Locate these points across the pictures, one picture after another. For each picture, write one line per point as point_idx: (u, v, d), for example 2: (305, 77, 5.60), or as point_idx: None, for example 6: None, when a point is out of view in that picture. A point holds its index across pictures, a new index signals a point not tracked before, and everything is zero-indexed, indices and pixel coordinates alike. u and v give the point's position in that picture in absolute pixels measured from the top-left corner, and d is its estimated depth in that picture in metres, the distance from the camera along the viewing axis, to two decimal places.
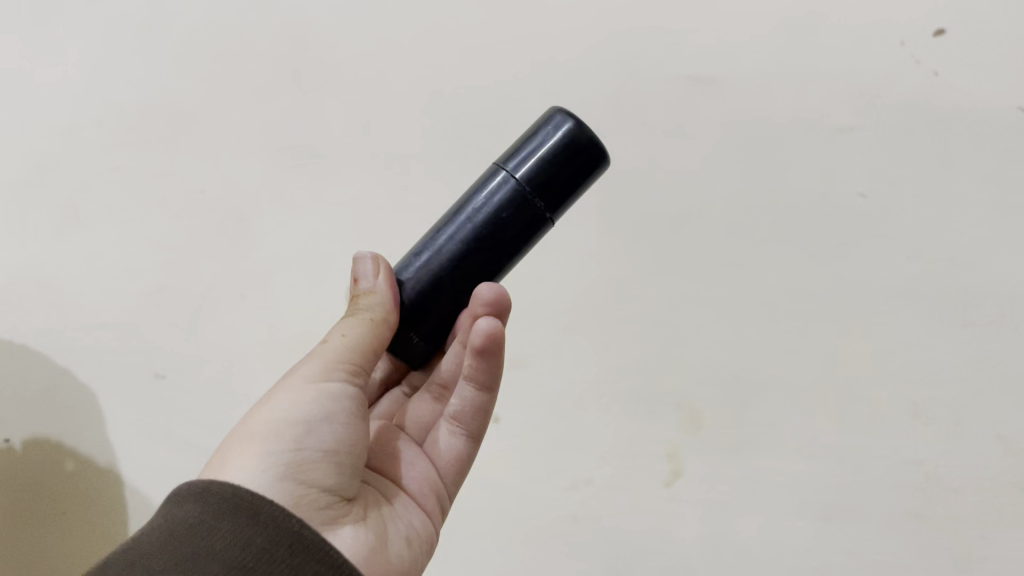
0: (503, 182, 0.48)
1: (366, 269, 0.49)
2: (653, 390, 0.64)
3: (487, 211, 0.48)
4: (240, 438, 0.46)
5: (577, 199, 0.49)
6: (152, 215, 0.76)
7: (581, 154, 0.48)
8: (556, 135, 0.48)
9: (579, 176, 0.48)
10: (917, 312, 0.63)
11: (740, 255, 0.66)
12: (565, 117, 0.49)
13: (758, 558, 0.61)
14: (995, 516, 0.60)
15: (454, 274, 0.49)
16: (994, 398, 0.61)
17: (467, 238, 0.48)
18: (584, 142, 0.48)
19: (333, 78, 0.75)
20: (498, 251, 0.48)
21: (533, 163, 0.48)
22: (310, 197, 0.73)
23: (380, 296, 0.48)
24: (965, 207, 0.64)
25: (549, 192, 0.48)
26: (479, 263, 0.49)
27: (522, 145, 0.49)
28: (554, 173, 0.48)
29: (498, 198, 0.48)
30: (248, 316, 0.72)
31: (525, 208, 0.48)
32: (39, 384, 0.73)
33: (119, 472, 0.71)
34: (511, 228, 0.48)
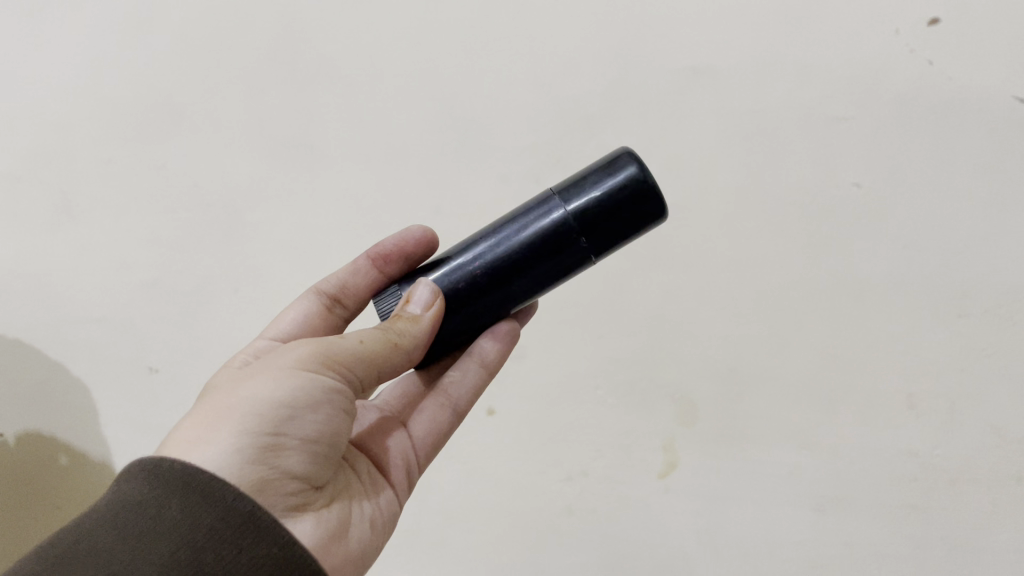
0: (550, 211, 0.47)
1: (421, 296, 0.49)
2: (648, 381, 0.65)
3: (530, 236, 0.48)
4: (213, 412, 0.43)
5: (622, 245, 0.47)
6: (145, 209, 0.76)
7: (635, 206, 0.45)
8: (616, 180, 0.46)
9: (626, 226, 0.46)
10: (915, 302, 0.62)
11: (740, 246, 0.65)
12: (631, 161, 0.46)
13: (753, 551, 0.62)
14: (989, 506, 0.59)
15: (487, 288, 0.49)
16: (991, 388, 0.60)
17: (505, 256, 0.48)
18: (641, 194, 0.45)
19: (321, 75, 0.74)
20: (530, 276, 0.48)
21: (582, 199, 0.46)
22: (300, 192, 0.73)
23: (418, 328, 0.47)
24: (964, 197, 0.62)
25: (591, 235, 0.46)
26: (509, 281, 0.49)
27: (583, 177, 0.47)
28: (603, 217, 0.46)
29: (543, 224, 0.47)
30: (240, 310, 0.72)
31: (564, 245, 0.47)
32: (26, 376, 0.75)
33: (110, 463, 0.73)
34: (546, 257, 0.48)
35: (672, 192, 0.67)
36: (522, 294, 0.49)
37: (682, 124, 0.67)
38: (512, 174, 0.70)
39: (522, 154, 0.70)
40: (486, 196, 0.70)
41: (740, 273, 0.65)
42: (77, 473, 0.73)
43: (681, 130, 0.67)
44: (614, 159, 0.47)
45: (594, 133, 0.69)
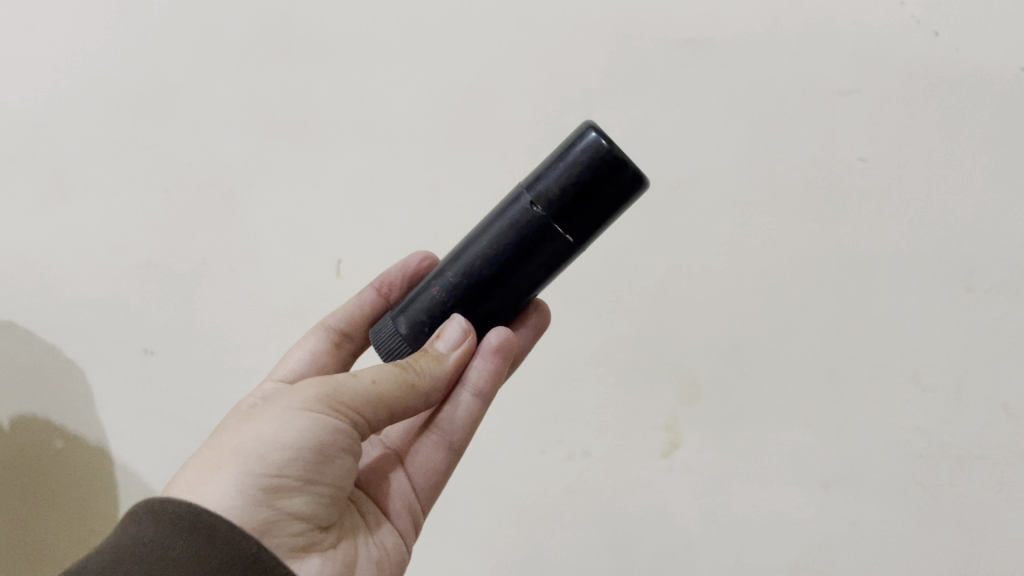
0: (525, 209, 0.45)
1: (451, 332, 0.49)
2: (649, 361, 0.64)
3: (506, 234, 0.46)
4: (218, 452, 0.42)
5: (603, 225, 0.44)
6: (137, 189, 0.75)
7: (602, 184, 0.42)
8: (576, 159, 0.43)
9: (597, 207, 0.43)
10: (923, 279, 0.60)
11: (739, 222, 0.63)
12: (590, 140, 0.42)
13: (756, 528, 0.63)
14: (997, 485, 0.59)
15: (479, 294, 0.48)
16: (998, 364, 0.59)
17: (487, 259, 0.47)
18: (606, 169, 0.42)
19: (301, 49, 0.70)
20: (524, 276, 0.47)
21: (551, 191, 0.44)
22: (291, 171, 0.71)
23: (434, 368, 0.48)
24: (974, 171, 0.60)
25: (569, 227, 0.44)
26: (499, 283, 0.47)
27: (549, 164, 0.44)
28: (570, 202, 0.43)
29: (520, 224, 0.45)
30: (240, 291, 0.72)
31: (546, 241, 0.45)
32: (24, 373, 0.77)
33: (129, 438, 0.76)
34: (526, 254, 0.46)
35: (672, 169, 0.64)
36: (518, 293, 0.48)
37: (683, 97, 0.63)
38: (511, 150, 0.67)
39: (518, 131, 0.67)
40: (479, 175, 0.68)
41: (743, 252, 0.63)
42: (105, 454, 0.77)
43: (680, 105, 0.63)
44: (573, 137, 0.43)
45: (589, 107, 0.66)
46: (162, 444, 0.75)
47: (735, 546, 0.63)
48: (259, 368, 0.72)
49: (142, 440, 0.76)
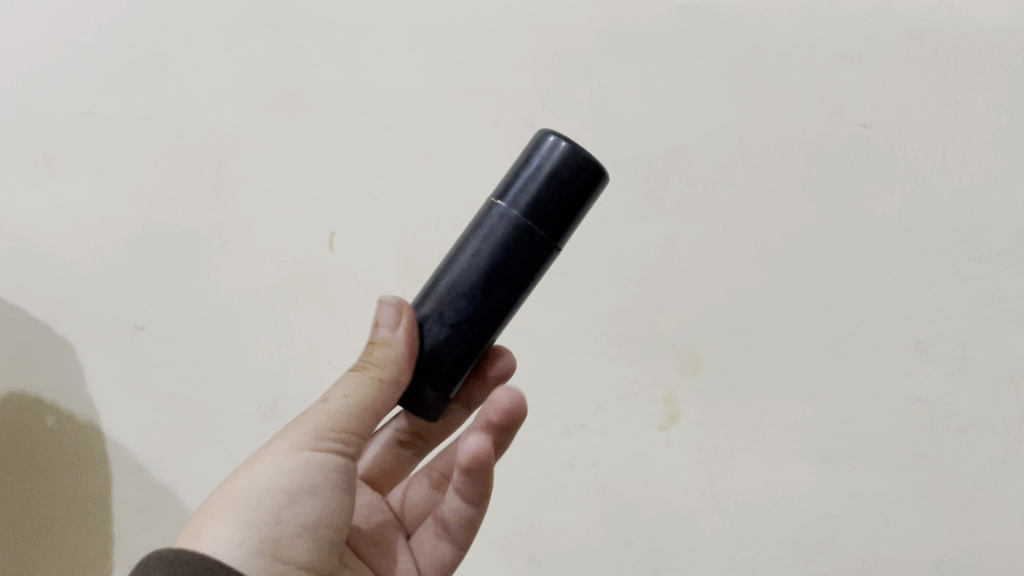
0: (497, 220, 0.42)
1: (388, 315, 0.44)
2: (650, 332, 0.63)
3: (482, 253, 0.42)
4: (219, 502, 0.43)
5: (575, 225, 0.42)
6: (127, 162, 0.73)
7: (577, 178, 0.41)
8: (542, 160, 0.41)
9: (573, 201, 0.41)
10: (926, 248, 0.59)
11: (741, 190, 0.62)
12: (556, 137, 0.42)
13: (758, 502, 0.62)
14: (1001, 454, 0.59)
15: (457, 339, 0.42)
16: (1003, 331, 0.59)
17: (459, 295, 0.42)
18: (577, 163, 0.41)
19: (296, 18, 0.69)
20: (503, 295, 0.42)
21: (528, 192, 0.41)
22: (284, 142, 0.70)
23: (393, 351, 0.43)
24: (976, 136, 0.59)
25: (551, 223, 0.41)
26: (476, 321, 0.42)
27: (514, 174, 0.42)
28: (546, 202, 0.41)
29: (495, 236, 0.41)
30: (231, 264, 0.71)
31: (527, 244, 0.41)
32: (16, 352, 0.76)
33: (118, 415, 0.75)
34: (503, 275, 0.41)
35: (672, 137, 0.62)
36: (495, 324, 0.43)
37: (683, 64, 0.62)
38: (507, 118, 0.65)
39: (514, 99, 0.65)
40: (471, 143, 0.66)
41: (744, 221, 0.62)
42: (95, 431, 0.75)
43: (680, 71, 0.62)
44: (534, 143, 0.42)
45: (587, 74, 0.64)
46: (153, 421, 0.74)
47: (736, 520, 0.62)
48: (251, 343, 0.71)
49: (132, 417, 0.74)
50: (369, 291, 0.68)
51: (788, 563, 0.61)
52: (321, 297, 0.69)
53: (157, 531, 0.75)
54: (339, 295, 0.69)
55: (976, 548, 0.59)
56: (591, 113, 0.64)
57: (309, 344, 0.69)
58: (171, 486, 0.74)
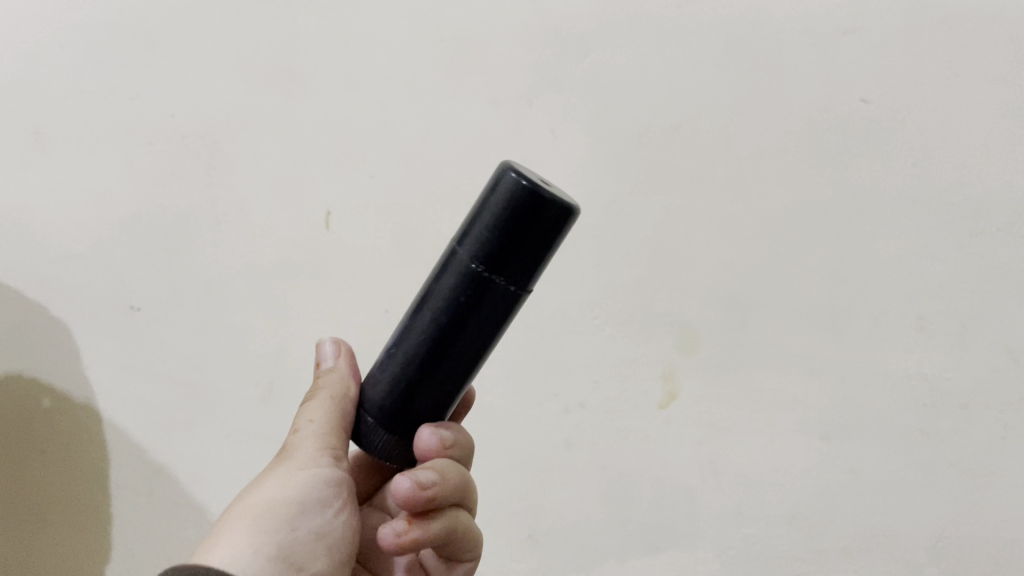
0: (454, 265, 0.38)
1: (328, 353, 0.50)
2: (648, 311, 0.63)
3: (439, 300, 0.38)
4: (231, 516, 0.44)
5: (540, 268, 0.37)
6: (119, 141, 0.73)
7: (530, 222, 0.36)
8: (494, 205, 0.36)
9: (530, 249, 0.36)
10: (926, 223, 0.59)
11: (739, 166, 0.61)
12: (510, 174, 0.36)
13: (758, 480, 0.62)
14: (1001, 429, 0.58)
15: (421, 391, 0.40)
16: (1004, 307, 0.58)
17: (419, 348, 0.39)
18: (532, 209, 0.36)
19: None
20: (462, 343, 0.39)
21: (479, 237, 0.37)
22: (276, 120, 0.69)
23: (338, 374, 0.48)
24: (978, 108, 0.57)
25: (506, 272, 0.37)
26: (437, 373, 0.39)
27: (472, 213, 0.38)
28: (499, 253, 0.36)
29: (451, 283, 0.38)
30: (226, 243, 0.71)
31: (480, 293, 0.37)
32: (14, 333, 0.77)
33: (115, 396, 0.75)
34: (462, 328, 0.38)
35: (668, 112, 0.61)
36: (463, 370, 0.40)
37: (679, 37, 0.61)
38: (502, 94, 0.64)
39: (508, 75, 0.64)
40: (466, 120, 0.65)
41: (743, 198, 0.61)
42: (94, 412, 0.75)
43: (677, 45, 0.61)
44: (493, 177, 0.37)
45: (583, 48, 0.62)
46: (149, 403, 0.74)
47: (735, 498, 0.62)
48: (247, 323, 0.70)
49: (129, 398, 0.74)
50: (365, 271, 0.68)
51: (789, 540, 0.62)
52: (318, 278, 0.69)
53: (156, 513, 0.75)
54: (335, 274, 0.68)
55: (976, 524, 0.59)
56: (586, 89, 0.63)
57: (305, 324, 0.69)
58: (170, 468, 0.74)
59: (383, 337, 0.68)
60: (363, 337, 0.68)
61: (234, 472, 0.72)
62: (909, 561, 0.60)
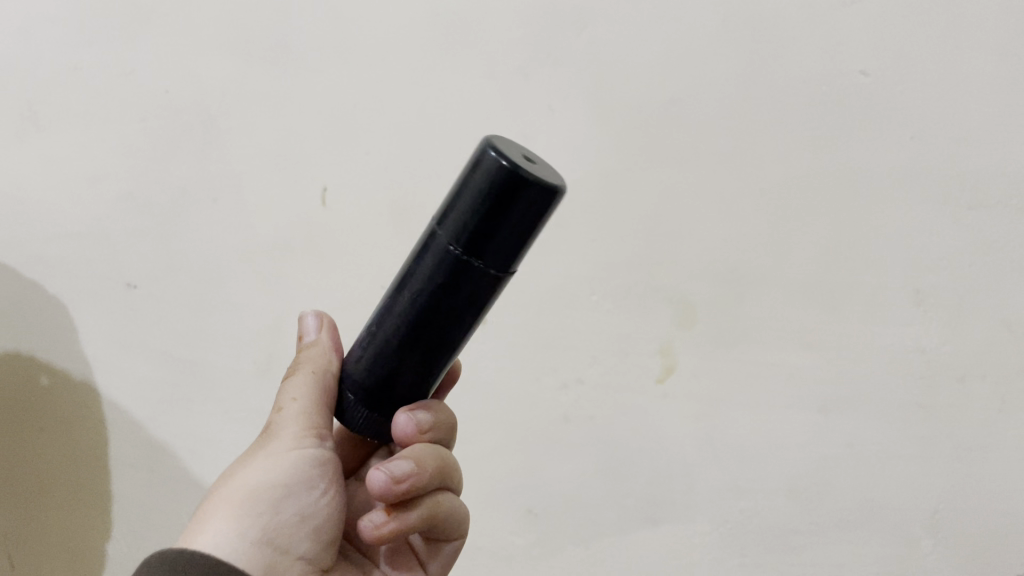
0: (434, 245, 0.37)
1: (310, 326, 0.50)
2: (646, 285, 0.63)
3: (420, 280, 0.38)
4: (222, 492, 0.45)
5: (521, 250, 0.37)
6: (111, 118, 0.72)
7: (510, 206, 0.35)
8: (473, 187, 0.35)
9: (507, 232, 0.35)
10: (926, 198, 0.58)
11: (737, 141, 0.60)
12: (489, 155, 0.35)
13: (754, 454, 0.62)
14: (998, 403, 0.58)
15: (403, 370, 0.40)
16: (1004, 282, 0.57)
17: (400, 328, 0.39)
18: (509, 192, 0.35)
19: None
20: (443, 324, 0.38)
21: (458, 220, 0.36)
22: (270, 95, 0.68)
23: (320, 349, 0.47)
24: (982, 80, 0.56)
25: (486, 255, 0.36)
26: (418, 353, 0.39)
27: (454, 192, 0.37)
28: (477, 237, 0.36)
29: (432, 264, 0.37)
30: (221, 221, 0.70)
31: (460, 275, 0.37)
32: (13, 310, 0.77)
33: (112, 373, 0.75)
34: (442, 309, 0.38)
35: (665, 87, 0.61)
36: (444, 349, 0.39)
37: (677, 10, 0.60)
38: (497, 69, 0.63)
39: (503, 49, 0.63)
40: (460, 94, 0.64)
41: (741, 171, 0.60)
42: (91, 389, 0.76)
43: (675, 18, 0.60)
44: (475, 156, 0.36)
45: (579, 22, 0.61)
46: (147, 380, 0.74)
47: (733, 471, 0.63)
48: (244, 301, 0.70)
49: (127, 375, 0.74)
50: (362, 248, 0.67)
51: (786, 512, 0.62)
52: (315, 254, 0.68)
53: (157, 487, 0.75)
54: (332, 251, 0.68)
55: (971, 496, 0.59)
56: (583, 64, 0.62)
57: (303, 301, 0.69)
58: (169, 444, 0.74)
59: None
60: (360, 313, 0.68)
61: (235, 449, 0.72)
62: (904, 531, 0.61)
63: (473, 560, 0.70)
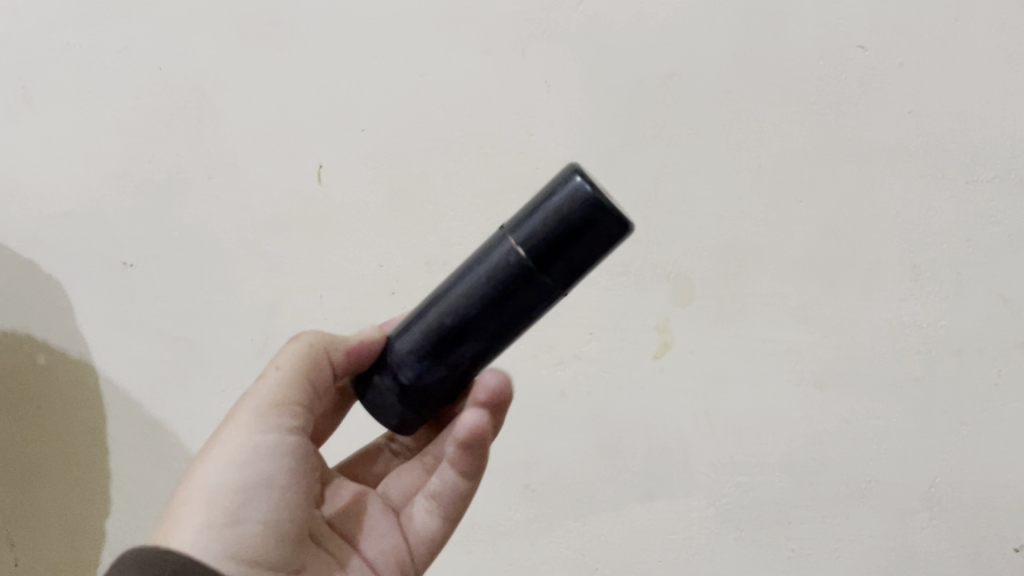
0: (502, 253, 0.38)
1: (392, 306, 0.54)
2: (643, 260, 0.63)
3: (481, 284, 0.38)
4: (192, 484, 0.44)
5: (583, 276, 0.37)
6: (105, 96, 0.72)
7: (583, 230, 0.36)
8: (556, 206, 0.36)
9: (574, 256, 0.36)
10: (923, 172, 0.58)
11: (735, 116, 0.60)
12: (577, 179, 0.36)
13: (750, 431, 0.62)
14: (995, 376, 0.58)
15: (439, 369, 0.41)
16: (999, 254, 0.58)
17: (450, 324, 0.40)
18: (586, 220, 0.36)
19: None
20: (492, 329, 0.39)
21: (533, 233, 0.37)
22: (265, 70, 0.68)
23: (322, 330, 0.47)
24: (976, 54, 0.57)
25: (550, 271, 0.37)
26: (462, 352, 0.40)
27: (529, 207, 0.38)
28: (546, 252, 0.37)
29: (496, 270, 0.38)
30: (217, 198, 0.70)
31: (521, 285, 0.38)
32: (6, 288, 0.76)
33: (104, 352, 0.74)
34: (495, 314, 0.38)
35: (664, 61, 0.61)
36: (484, 353, 0.40)
37: None
38: (494, 44, 0.63)
39: (501, 24, 0.63)
40: (457, 69, 0.64)
41: (739, 145, 0.61)
42: (85, 368, 0.75)
43: None
44: (560, 177, 0.37)
45: None
46: (140, 359, 0.73)
47: (729, 449, 0.62)
48: (238, 278, 0.70)
49: (119, 355, 0.74)
50: (358, 225, 0.67)
51: (784, 488, 0.61)
52: (310, 231, 0.68)
53: (145, 470, 0.74)
54: (327, 227, 0.68)
55: (970, 471, 0.59)
56: (583, 39, 0.62)
57: (297, 277, 0.69)
58: (159, 426, 0.73)
59: (374, 289, 0.67)
60: (353, 290, 0.67)
61: None
62: (904, 508, 0.59)
63: (462, 547, 0.67)
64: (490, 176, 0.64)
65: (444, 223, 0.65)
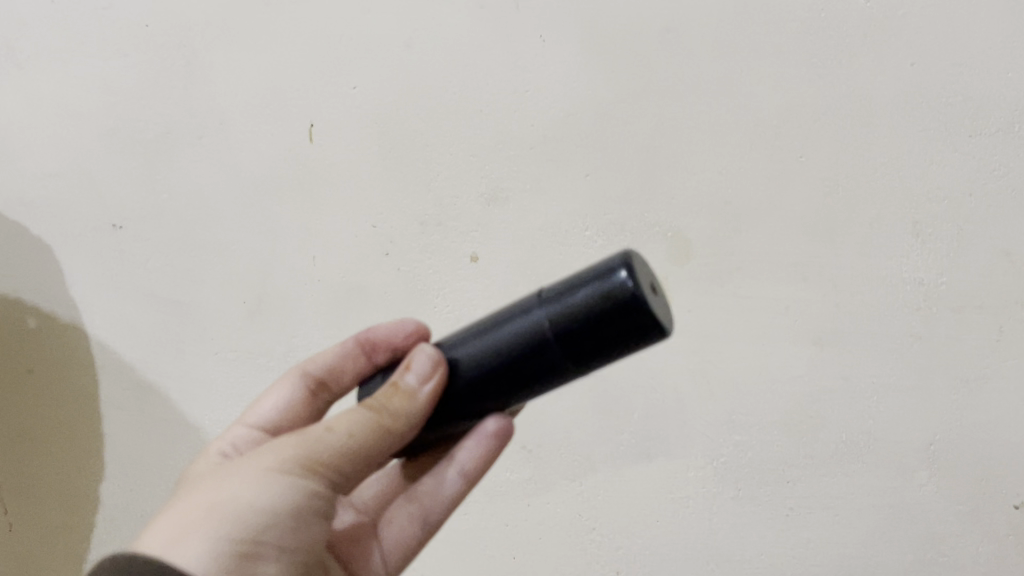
0: (529, 321, 0.34)
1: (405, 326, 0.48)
2: (640, 219, 0.61)
3: (501, 346, 0.35)
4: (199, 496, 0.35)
5: (604, 364, 0.34)
6: (92, 53, 0.70)
7: (609, 327, 0.32)
8: (588, 295, 0.32)
9: (598, 349, 0.33)
10: (926, 127, 0.58)
11: (735, 71, 0.60)
12: (619, 274, 0.32)
13: (749, 390, 0.61)
14: (996, 333, 0.58)
15: (447, 410, 0.39)
16: (1001, 211, 0.58)
17: (466, 374, 0.37)
18: (616, 317, 0.31)
19: None
20: (502, 390, 0.36)
21: (560, 311, 0.33)
22: (256, 27, 0.67)
23: (414, 403, 0.37)
24: (978, 8, 0.57)
25: (569, 356, 0.33)
26: (469, 401, 0.38)
27: (571, 281, 0.34)
28: (570, 336, 0.33)
29: (519, 337, 0.34)
30: (207, 157, 0.69)
31: (538, 358, 0.34)
32: None
33: (94, 315, 0.73)
34: (509, 378, 0.36)
35: (663, 15, 0.60)
36: (494, 407, 0.38)
37: None
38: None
39: None
40: (453, 24, 0.63)
41: (738, 100, 0.60)
42: (76, 331, 0.74)
43: None
44: (608, 263, 0.33)
45: None
46: (130, 323, 0.72)
47: (728, 409, 0.61)
48: (229, 239, 0.69)
49: (109, 318, 0.73)
50: (352, 184, 0.66)
51: (782, 447, 0.61)
52: (303, 191, 0.67)
53: (138, 432, 0.73)
54: (320, 187, 0.67)
55: (968, 427, 0.59)
56: None
57: (289, 237, 0.67)
58: (150, 389, 0.73)
59: (368, 249, 0.66)
60: (346, 250, 0.66)
61: (220, 390, 0.71)
62: (902, 465, 0.59)
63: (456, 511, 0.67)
64: (486, 134, 0.63)
65: (438, 182, 0.64)
